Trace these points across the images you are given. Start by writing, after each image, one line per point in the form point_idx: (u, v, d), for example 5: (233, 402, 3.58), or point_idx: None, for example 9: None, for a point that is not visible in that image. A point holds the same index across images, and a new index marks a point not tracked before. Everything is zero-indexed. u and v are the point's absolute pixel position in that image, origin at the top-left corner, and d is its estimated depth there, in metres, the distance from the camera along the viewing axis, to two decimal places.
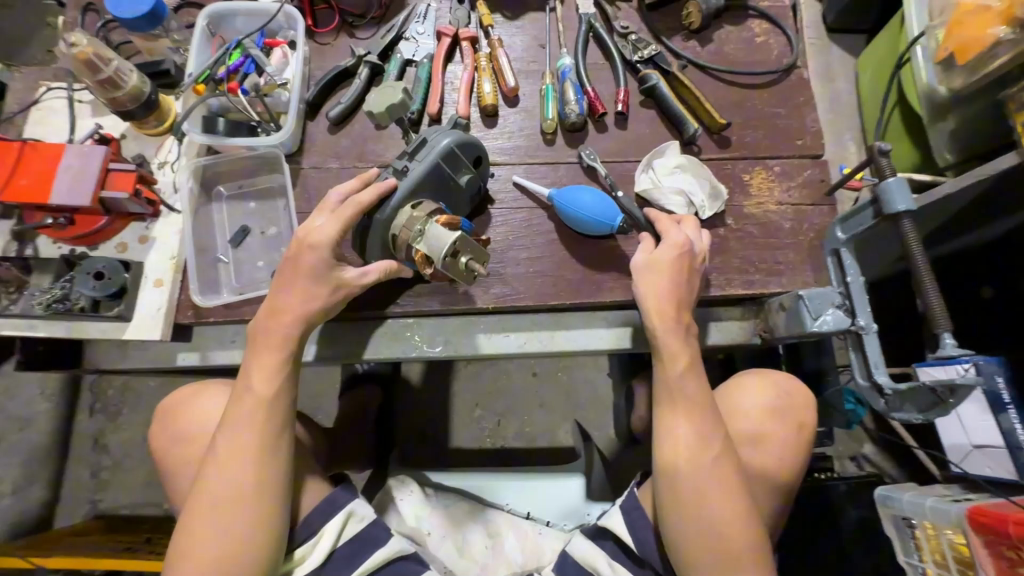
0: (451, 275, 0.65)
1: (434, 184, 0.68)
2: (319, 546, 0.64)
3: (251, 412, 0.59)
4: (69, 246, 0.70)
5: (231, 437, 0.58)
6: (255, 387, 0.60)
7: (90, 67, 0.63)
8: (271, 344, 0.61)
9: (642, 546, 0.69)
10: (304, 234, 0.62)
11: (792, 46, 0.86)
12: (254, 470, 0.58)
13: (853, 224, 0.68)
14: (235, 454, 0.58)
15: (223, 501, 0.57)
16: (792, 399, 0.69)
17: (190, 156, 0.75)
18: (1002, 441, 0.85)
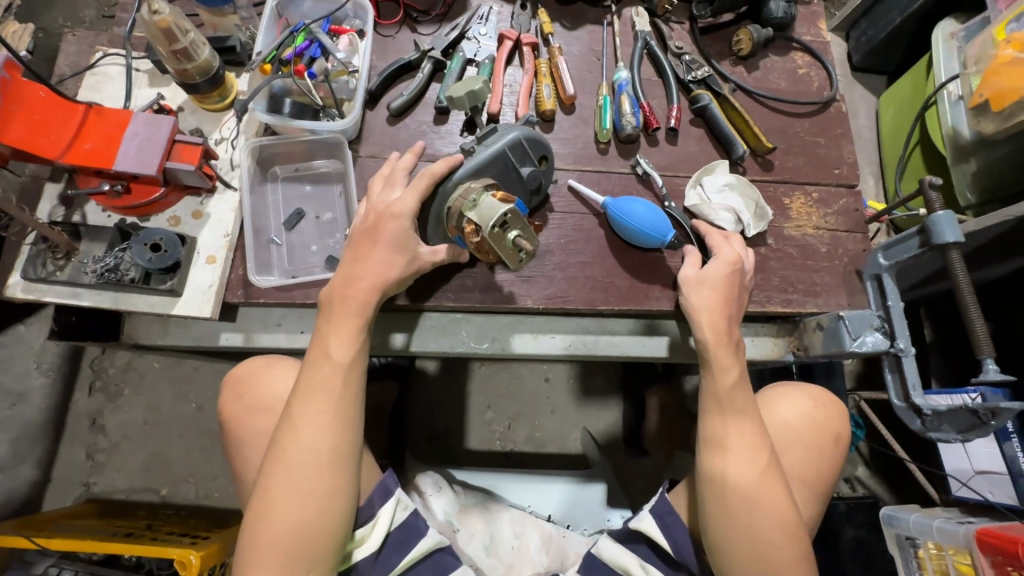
0: (497, 248, 0.64)
1: (498, 170, 0.68)
2: (374, 531, 0.67)
3: (327, 381, 0.60)
4: (120, 215, 0.68)
5: (306, 405, 0.59)
6: (333, 354, 0.61)
7: (168, 36, 0.63)
8: (348, 315, 0.62)
9: (679, 548, 0.70)
10: (380, 211, 0.64)
11: (834, 80, 0.90)
12: (330, 440, 0.59)
13: (897, 251, 0.71)
14: (315, 417, 0.59)
15: (298, 469, 0.58)
16: (829, 411, 0.72)
17: (249, 134, 0.74)
18: (1005, 468, 0.91)
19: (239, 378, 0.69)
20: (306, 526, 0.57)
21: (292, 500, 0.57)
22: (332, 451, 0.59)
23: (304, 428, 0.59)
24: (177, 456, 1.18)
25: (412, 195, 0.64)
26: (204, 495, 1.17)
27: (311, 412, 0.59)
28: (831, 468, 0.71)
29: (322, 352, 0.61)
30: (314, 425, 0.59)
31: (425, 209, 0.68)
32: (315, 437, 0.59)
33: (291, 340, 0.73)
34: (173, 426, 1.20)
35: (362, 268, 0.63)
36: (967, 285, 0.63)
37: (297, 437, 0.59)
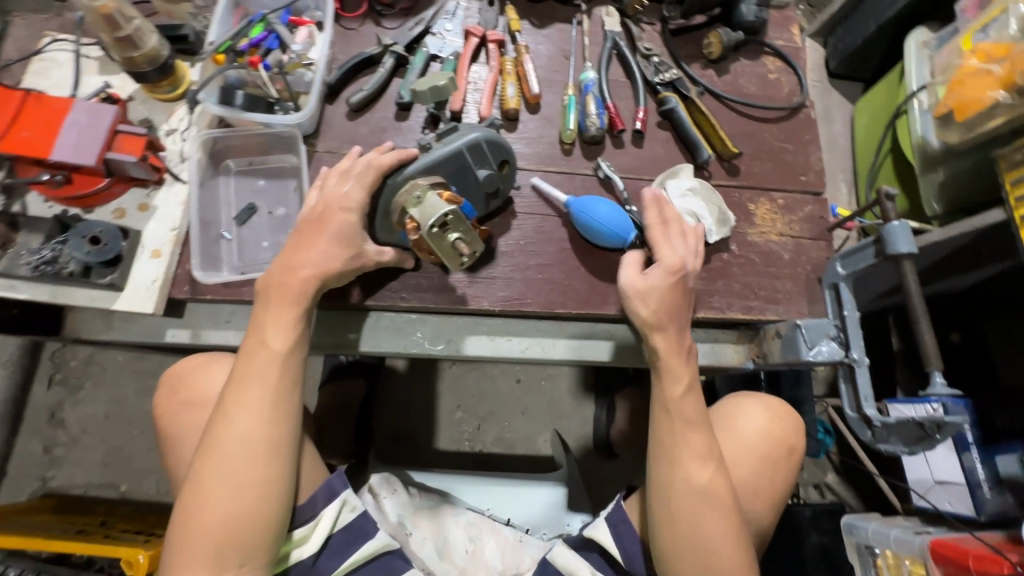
0: (434, 248, 0.63)
1: (452, 169, 0.66)
2: (314, 534, 0.66)
3: (264, 371, 0.59)
4: (62, 207, 0.67)
5: (243, 397, 0.58)
6: (270, 343, 0.59)
7: (110, 23, 0.61)
8: (287, 307, 0.60)
9: (629, 558, 0.69)
10: (327, 201, 0.63)
11: (803, 86, 0.89)
12: (267, 431, 0.58)
13: (854, 260, 0.71)
14: (248, 408, 0.58)
15: (232, 462, 0.57)
16: (783, 422, 0.71)
17: (201, 126, 0.72)
18: (963, 479, 0.91)
19: (178, 373, 0.67)
20: (241, 520, 0.56)
21: (226, 493, 0.56)
22: (269, 442, 0.58)
23: (239, 418, 0.57)
24: (138, 451, 1.16)
25: (360, 188, 0.63)
26: (164, 491, 1.15)
27: (246, 403, 0.58)
28: (783, 477, 0.71)
29: (258, 341, 0.60)
30: (249, 415, 0.57)
31: (374, 201, 0.67)
32: (250, 428, 0.57)
33: (239, 338, 0.71)
34: (135, 420, 1.18)
35: (302, 256, 0.61)
36: (918, 299, 0.61)
37: (231, 427, 0.57)
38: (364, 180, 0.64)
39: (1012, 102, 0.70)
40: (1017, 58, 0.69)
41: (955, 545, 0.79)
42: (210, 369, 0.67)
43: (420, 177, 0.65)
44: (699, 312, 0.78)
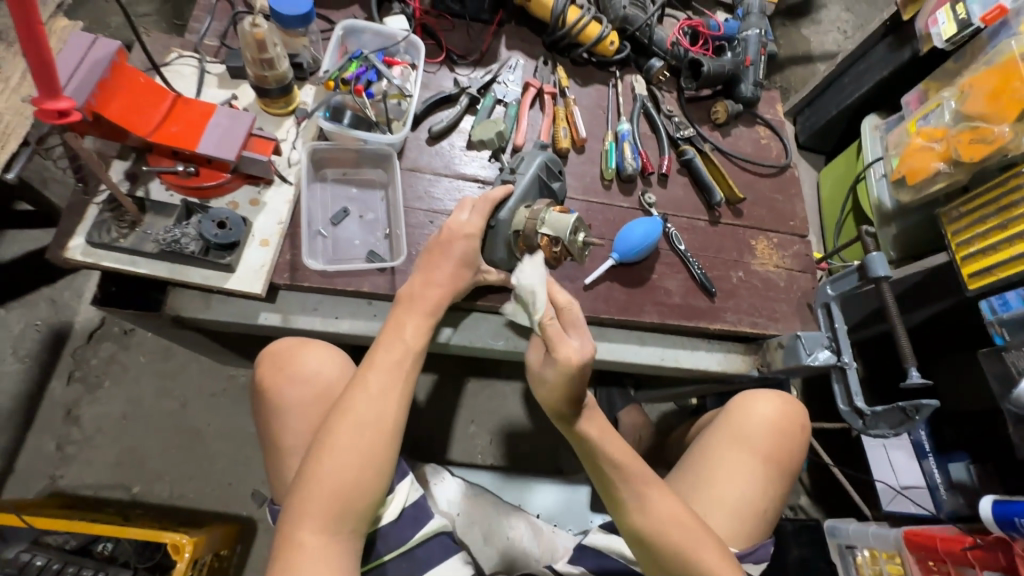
0: (573, 252, 0.78)
1: (535, 189, 0.84)
2: (390, 507, 0.75)
3: (400, 361, 0.70)
4: (181, 195, 0.74)
5: (377, 379, 0.68)
6: (408, 338, 0.71)
7: (261, 46, 0.73)
8: (417, 312, 0.73)
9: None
10: (452, 230, 0.76)
11: (789, 151, 1.11)
12: (394, 411, 0.67)
13: (841, 283, 0.88)
14: (386, 391, 0.67)
15: (359, 432, 0.64)
16: (790, 405, 0.86)
17: (307, 138, 0.83)
18: (924, 481, 1.08)
19: (281, 352, 0.79)
20: (361, 485, 0.62)
21: (354, 460, 0.63)
22: (395, 421, 0.67)
23: (374, 397, 0.66)
24: (154, 453, 1.16)
25: (476, 216, 0.77)
26: (178, 494, 1.14)
27: (379, 383, 0.67)
28: (798, 454, 0.84)
29: (395, 336, 0.71)
30: (384, 393, 0.67)
31: (491, 238, 0.81)
32: (382, 403, 0.66)
33: (326, 323, 0.79)
34: (153, 421, 1.17)
35: (423, 265, 0.75)
36: (898, 319, 0.78)
37: (366, 401, 0.66)
38: (480, 210, 0.78)
39: (949, 171, 0.93)
40: (952, 140, 0.91)
41: (924, 532, 0.93)
42: (304, 351, 0.79)
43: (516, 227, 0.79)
44: (715, 324, 0.93)
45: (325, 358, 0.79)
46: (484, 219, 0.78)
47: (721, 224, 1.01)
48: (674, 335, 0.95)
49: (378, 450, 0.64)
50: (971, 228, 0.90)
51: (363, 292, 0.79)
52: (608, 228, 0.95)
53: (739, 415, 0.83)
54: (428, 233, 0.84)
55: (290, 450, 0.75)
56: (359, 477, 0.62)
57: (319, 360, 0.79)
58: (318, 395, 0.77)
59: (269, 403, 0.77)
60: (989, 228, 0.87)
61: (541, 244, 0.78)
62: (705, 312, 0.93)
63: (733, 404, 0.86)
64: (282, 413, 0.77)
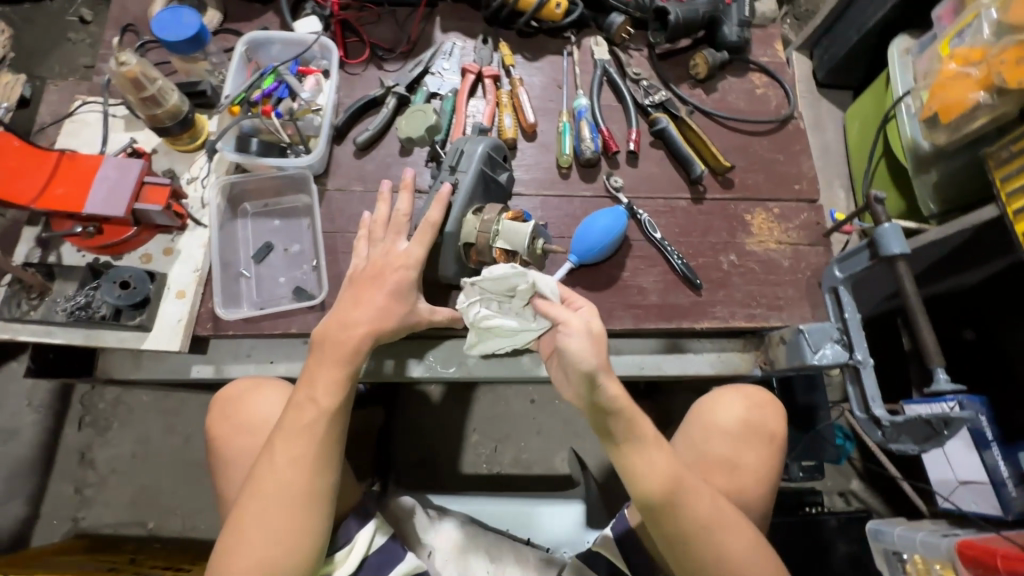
0: (533, 260, 0.72)
1: (481, 187, 0.74)
2: (343, 561, 0.72)
3: (312, 425, 0.64)
4: (93, 255, 0.71)
5: (287, 447, 0.63)
6: (319, 399, 0.65)
7: (136, 84, 0.67)
8: (339, 365, 0.66)
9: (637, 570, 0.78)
10: (387, 260, 0.69)
11: (790, 98, 0.93)
12: (306, 480, 0.63)
13: (851, 263, 0.73)
14: (296, 462, 0.63)
15: (269, 506, 0.62)
16: (763, 412, 0.80)
17: (219, 173, 0.77)
18: (987, 477, 0.90)
19: (230, 396, 0.71)
20: (270, 565, 0.60)
21: (265, 536, 0.61)
22: (308, 490, 0.63)
23: (283, 468, 0.62)
24: (164, 489, 1.19)
25: (415, 243, 0.70)
26: (190, 527, 1.17)
27: (292, 449, 0.63)
28: (767, 466, 0.79)
29: (308, 398, 0.65)
30: (296, 461, 0.63)
31: (438, 254, 0.72)
32: (291, 470, 0.63)
33: (260, 369, 0.75)
34: (160, 459, 1.20)
35: (356, 313, 0.67)
36: (913, 296, 0.63)
37: (276, 475, 0.62)
38: (418, 236, 0.70)
39: (993, 103, 0.73)
40: (993, 61, 0.72)
41: (980, 544, 0.78)
42: (254, 396, 0.71)
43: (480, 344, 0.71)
44: (703, 322, 0.80)
45: (279, 402, 0.70)
46: (422, 246, 0.70)
47: (706, 201, 0.87)
48: (655, 337, 0.83)
49: (289, 521, 0.61)
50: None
51: (292, 334, 0.73)
52: (569, 224, 0.84)
53: (702, 416, 0.81)
54: None
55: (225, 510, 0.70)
56: (272, 556, 0.60)
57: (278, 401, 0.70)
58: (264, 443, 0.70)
59: (207, 456, 0.72)
60: None
61: (496, 257, 0.71)
62: (688, 309, 0.80)
63: (697, 410, 0.82)
64: (216, 466, 0.72)
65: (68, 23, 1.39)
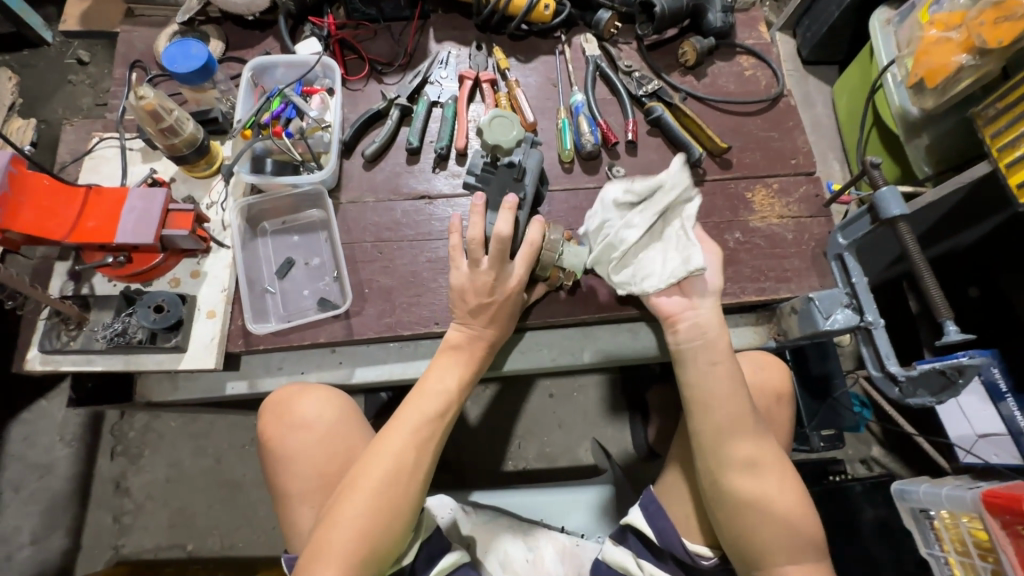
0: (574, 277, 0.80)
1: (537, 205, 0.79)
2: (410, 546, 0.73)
3: (432, 409, 0.68)
4: (124, 283, 0.74)
5: (403, 427, 0.66)
6: (443, 385, 0.69)
7: (154, 116, 0.69)
8: (457, 359, 0.71)
9: (662, 536, 0.72)
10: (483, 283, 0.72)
11: (778, 77, 0.95)
12: (413, 457, 0.65)
13: (853, 230, 0.75)
14: (408, 444, 0.65)
15: (379, 481, 0.63)
16: (769, 374, 0.80)
17: (237, 196, 0.80)
18: (1005, 427, 0.92)
19: (282, 396, 0.72)
20: (373, 535, 0.61)
21: (368, 506, 0.61)
22: (414, 469, 0.65)
23: (386, 476, 0.63)
24: (199, 510, 1.21)
25: (521, 265, 0.72)
26: (229, 545, 1.20)
27: (410, 436, 0.66)
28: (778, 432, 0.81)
29: (433, 385, 0.69)
30: (403, 450, 0.65)
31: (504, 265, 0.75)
32: (395, 463, 0.64)
33: (292, 381, 0.77)
34: (193, 481, 1.23)
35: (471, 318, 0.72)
36: (918, 254, 0.66)
37: (392, 453, 0.64)
38: (522, 258, 0.72)
39: (975, 64, 0.76)
40: (971, 24, 0.75)
41: (1003, 491, 0.80)
42: (309, 395, 0.72)
43: (620, 283, 0.73)
44: None
45: (326, 400, 0.72)
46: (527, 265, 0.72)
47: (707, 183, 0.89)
48: None
49: (392, 494, 0.63)
50: (1013, 128, 0.74)
51: (321, 343, 0.76)
52: (577, 216, 0.86)
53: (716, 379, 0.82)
54: (379, 267, 0.79)
55: (299, 496, 0.70)
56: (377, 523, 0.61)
57: (320, 403, 0.72)
58: (323, 435, 0.71)
59: (273, 454, 0.72)
60: None
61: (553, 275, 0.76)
62: None
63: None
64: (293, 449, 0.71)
65: (67, 66, 1.43)
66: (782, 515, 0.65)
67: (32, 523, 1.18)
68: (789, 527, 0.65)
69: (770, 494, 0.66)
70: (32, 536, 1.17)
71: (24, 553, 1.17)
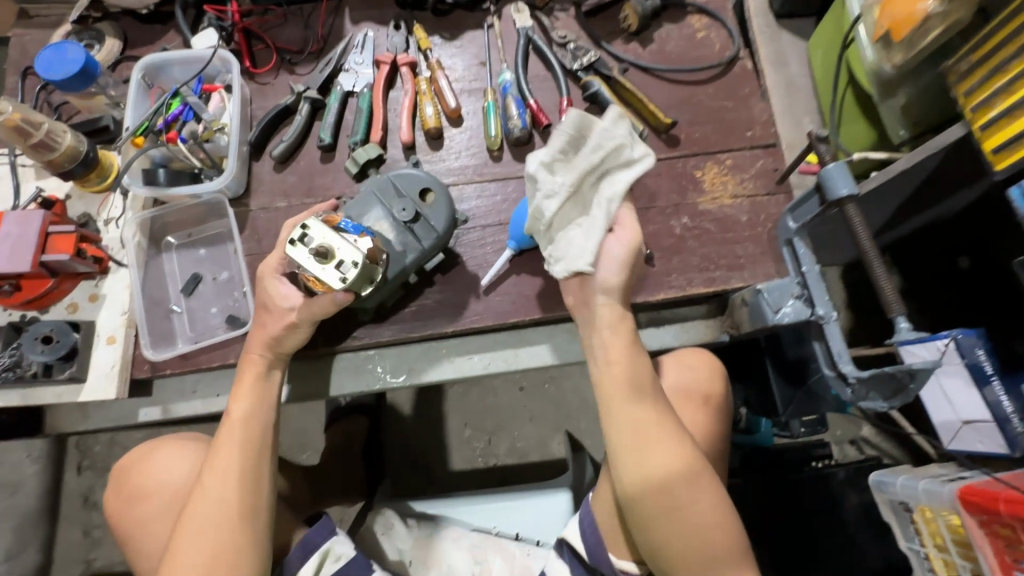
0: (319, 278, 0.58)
1: (367, 201, 0.70)
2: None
3: (236, 437, 0.61)
4: (21, 312, 0.69)
5: (215, 465, 0.60)
6: (236, 409, 0.62)
7: (19, 132, 0.64)
8: (247, 377, 0.64)
9: (593, 553, 0.68)
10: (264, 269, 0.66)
11: (733, 38, 0.85)
12: (236, 494, 0.58)
13: (804, 211, 0.66)
14: (223, 483, 0.59)
15: (203, 529, 0.57)
16: (698, 370, 0.74)
17: (135, 210, 0.74)
18: (989, 414, 0.84)
19: (131, 459, 0.69)
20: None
21: (201, 563, 0.56)
22: (240, 506, 0.58)
23: (210, 526, 0.57)
24: None
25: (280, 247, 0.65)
26: None
27: (227, 474, 0.59)
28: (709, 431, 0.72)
29: (229, 412, 0.62)
30: (220, 493, 0.58)
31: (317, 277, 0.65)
32: (220, 506, 0.58)
33: (207, 405, 0.73)
34: None
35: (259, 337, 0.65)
36: (867, 241, 0.58)
37: (207, 499, 0.58)
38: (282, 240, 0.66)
39: (943, 10, 0.67)
40: None
41: (981, 488, 0.73)
42: (155, 453, 0.68)
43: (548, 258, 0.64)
44: (659, 294, 0.75)
45: (170, 453, 0.67)
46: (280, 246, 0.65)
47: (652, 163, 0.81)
48: None
49: (222, 539, 0.56)
50: (987, 85, 0.65)
51: (230, 364, 0.71)
52: (508, 208, 0.79)
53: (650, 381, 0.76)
54: None
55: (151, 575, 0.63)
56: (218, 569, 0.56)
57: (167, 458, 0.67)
58: (166, 497, 0.65)
59: (121, 530, 0.66)
60: (1012, 78, 0.62)
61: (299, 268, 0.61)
62: (642, 282, 0.76)
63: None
64: (133, 526, 0.65)
65: None
66: (704, 513, 0.59)
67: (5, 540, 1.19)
68: (706, 522, 0.59)
69: (700, 502, 0.59)
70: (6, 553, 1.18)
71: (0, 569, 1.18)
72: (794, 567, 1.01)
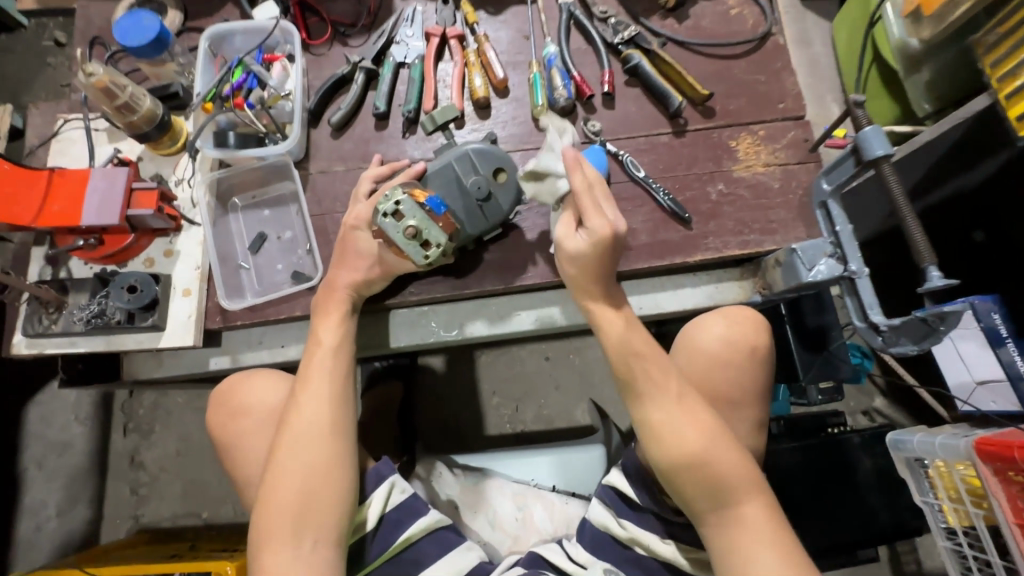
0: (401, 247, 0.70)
1: (441, 179, 0.76)
2: (369, 510, 0.70)
3: (322, 364, 0.69)
4: (100, 265, 0.74)
5: (308, 389, 0.67)
6: (323, 339, 0.70)
7: (106, 93, 0.69)
8: (332, 311, 0.71)
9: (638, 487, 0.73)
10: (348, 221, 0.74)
11: (766, 14, 0.89)
12: (330, 414, 0.66)
13: (837, 174, 0.70)
14: (317, 403, 0.66)
15: (302, 444, 0.64)
16: (742, 326, 0.77)
17: (204, 171, 0.79)
18: (1004, 374, 0.89)
19: (223, 388, 0.72)
20: (312, 493, 0.62)
21: (301, 475, 0.63)
22: (333, 424, 0.66)
23: (304, 443, 0.64)
24: (212, 480, 1.27)
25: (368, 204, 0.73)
26: (241, 513, 1.25)
27: (320, 397, 0.67)
28: (751, 382, 0.77)
29: (315, 343, 0.70)
30: (315, 415, 0.66)
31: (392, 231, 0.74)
32: (315, 423, 0.65)
33: (274, 354, 0.78)
34: (204, 453, 1.28)
35: (341, 273, 0.72)
36: (902, 198, 0.63)
37: (302, 418, 0.66)
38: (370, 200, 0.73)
39: None
40: None
41: (999, 440, 0.77)
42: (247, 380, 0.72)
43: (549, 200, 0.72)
44: (696, 255, 0.80)
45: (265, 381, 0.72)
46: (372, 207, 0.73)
47: (688, 133, 0.85)
48: (649, 276, 0.84)
49: (319, 453, 0.64)
50: (1013, 56, 0.70)
51: (297, 316, 0.76)
52: None
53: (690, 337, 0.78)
54: None
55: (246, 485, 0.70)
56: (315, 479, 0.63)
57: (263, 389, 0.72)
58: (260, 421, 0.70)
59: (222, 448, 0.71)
60: None
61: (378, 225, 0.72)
62: (680, 244, 0.80)
63: (679, 345, 0.79)
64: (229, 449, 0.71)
65: (45, 49, 1.40)
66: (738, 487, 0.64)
67: (57, 496, 1.25)
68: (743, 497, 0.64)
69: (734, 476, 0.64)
70: (58, 508, 1.24)
71: (52, 523, 1.24)
72: (811, 522, 1.07)
